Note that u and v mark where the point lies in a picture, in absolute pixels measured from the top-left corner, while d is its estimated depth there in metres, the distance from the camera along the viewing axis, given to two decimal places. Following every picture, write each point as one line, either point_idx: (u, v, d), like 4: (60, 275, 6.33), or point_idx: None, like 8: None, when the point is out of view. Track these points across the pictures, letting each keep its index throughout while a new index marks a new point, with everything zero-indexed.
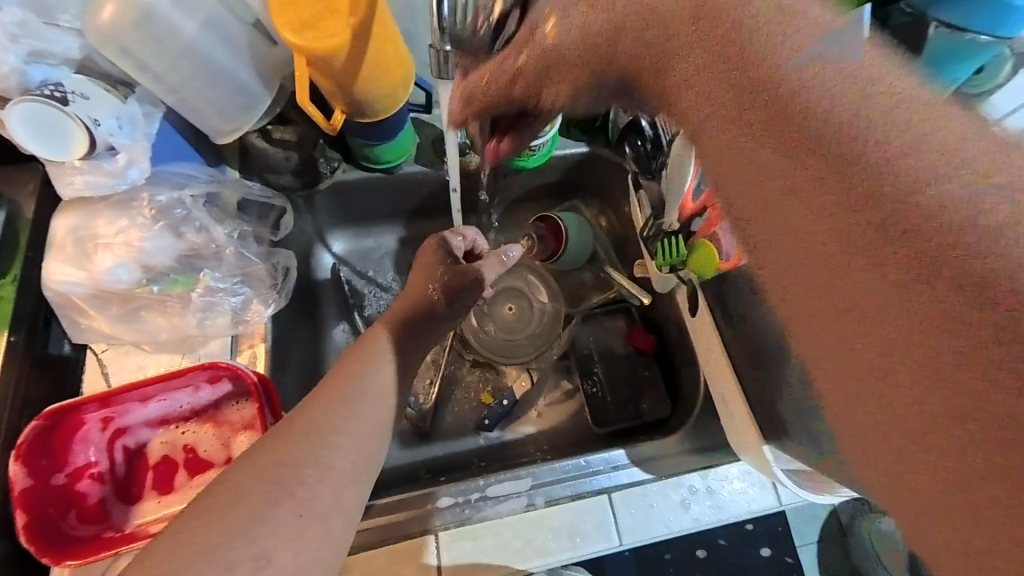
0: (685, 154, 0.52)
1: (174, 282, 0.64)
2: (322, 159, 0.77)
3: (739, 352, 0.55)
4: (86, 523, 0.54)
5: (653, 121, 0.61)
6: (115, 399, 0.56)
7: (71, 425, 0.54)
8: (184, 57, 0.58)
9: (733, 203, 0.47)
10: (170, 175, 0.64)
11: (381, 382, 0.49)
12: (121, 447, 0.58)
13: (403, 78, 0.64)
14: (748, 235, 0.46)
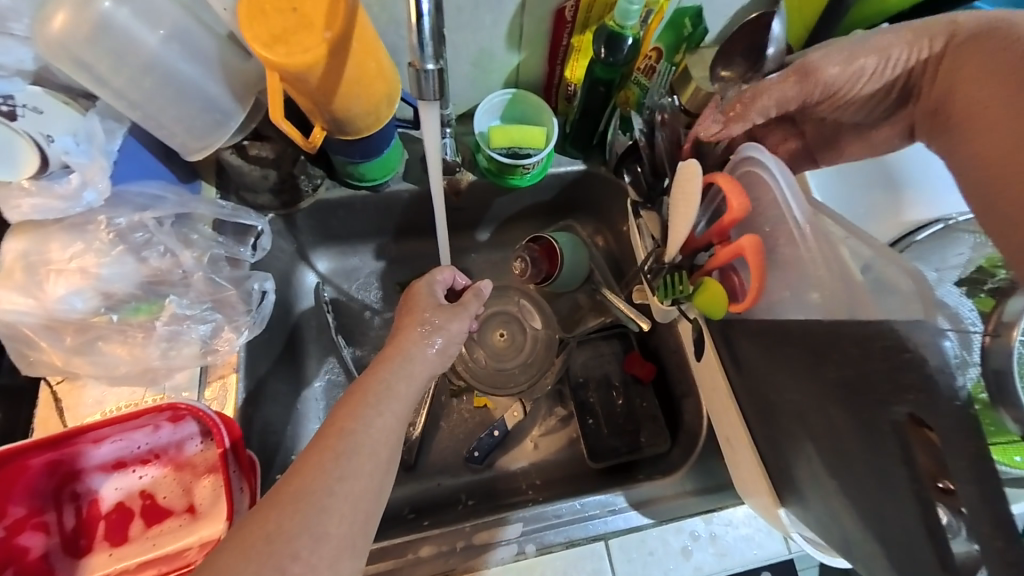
0: (688, 189, 0.46)
1: (136, 310, 0.59)
2: (302, 176, 0.73)
3: (746, 395, 0.50)
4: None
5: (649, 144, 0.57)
6: (64, 443, 0.50)
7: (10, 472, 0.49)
8: (147, 71, 0.54)
9: (742, 248, 0.42)
10: (133, 195, 0.59)
11: (374, 439, 0.44)
12: (70, 494, 0.52)
13: (387, 95, 0.60)
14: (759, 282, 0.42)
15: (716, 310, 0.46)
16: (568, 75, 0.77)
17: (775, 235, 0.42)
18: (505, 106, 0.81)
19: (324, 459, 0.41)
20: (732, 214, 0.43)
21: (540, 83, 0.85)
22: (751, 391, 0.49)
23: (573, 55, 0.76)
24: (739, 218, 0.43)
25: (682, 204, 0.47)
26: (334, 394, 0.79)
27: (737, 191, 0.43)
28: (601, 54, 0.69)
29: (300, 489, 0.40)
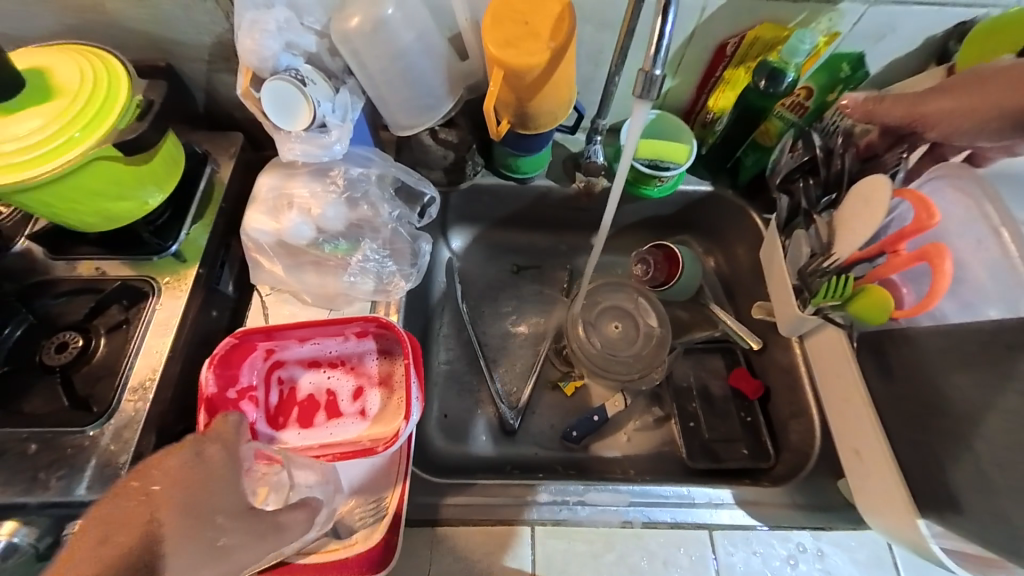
0: (873, 196, 0.54)
1: (340, 246, 0.72)
2: (469, 162, 0.86)
3: (899, 404, 0.54)
4: None
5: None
6: (287, 334, 0.63)
7: (246, 346, 0.62)
8: (395, 60, 0.68)
9: (932, 252, 0.48)
10: (358, 155, 0.74)
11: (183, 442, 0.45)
12: (276, 378, 0.65)
13: (569, 101, 0.71)
14: (945, 284, 0.47)
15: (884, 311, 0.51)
16: (711, 104, 0.86)
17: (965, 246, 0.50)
18: (646, 124, 0.90)
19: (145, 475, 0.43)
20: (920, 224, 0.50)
21: (682, 108, 0.93)
22: (907, 401, 0.52)
23: (721, 86, 0.84)
24: (927, 228, 0.49)
25: (868, 210, 0.54)
26: (452, 353, 0.89)
27: (933, 205, 0.50)
28: (760, 84, 0.76)
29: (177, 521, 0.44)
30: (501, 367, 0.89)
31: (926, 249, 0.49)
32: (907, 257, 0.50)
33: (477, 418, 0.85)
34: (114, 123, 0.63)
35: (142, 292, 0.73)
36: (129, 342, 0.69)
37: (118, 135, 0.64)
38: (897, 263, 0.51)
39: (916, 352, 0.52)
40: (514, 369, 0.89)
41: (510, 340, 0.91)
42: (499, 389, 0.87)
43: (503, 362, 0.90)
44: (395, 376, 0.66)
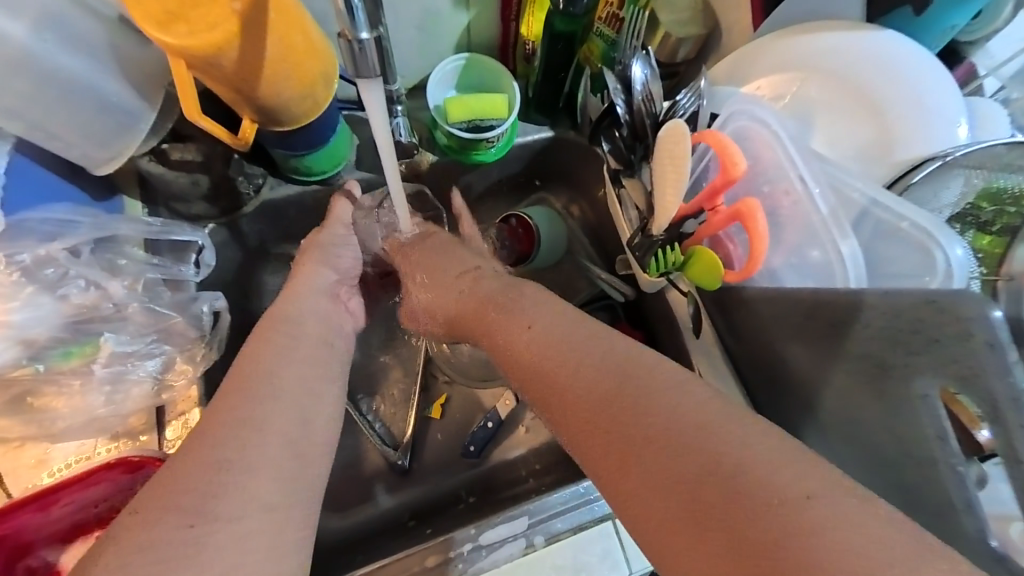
0: (678, 152, 0.40)
1: (66, 354, 0.52)
2: (240, 177, 0.64)
3: (749, 365, 0.49)
4: None
5: (628, 104, 0.45)
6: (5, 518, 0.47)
7: None
8: (17, 71, 0.44)
9: (745, 210, 0.39)
10: (36, 224, 0.49)
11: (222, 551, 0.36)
12: (25, 568, 0.50)
13: (322, 74, 0.52)
14: (765, 244, 0.39)
15: (712, 283, 0.42)
16: (524, 32, 0.70)
17: (774, 195, 0.43)
18: (458, 73, 0.73)
19: (236, 401, 0.41)
20: (727, 175, 0.39)
21: (495, 43, 0.77)
22: (755, 364, 0.48)
23: (528, 7, 0.68)
24: (736, 182, 0.39)
25: (679, 171, 0.40)
26: None
27: (737, 148, 0.39)
28: (559, 5, 0.62)
29: (212, 449, 0.39)
30: (375, 400, 0.77)
31: (738, 206, 0.40)
32: (723, 217, 0.41)
33: (360, 469, 0.75)
34: None
35: None
36: None
37: None
38: (716, 223, 0.42)
39: (750, 316, 0.46)
40: (392, 398, 0.77)
41: (377, 370, 0.78)
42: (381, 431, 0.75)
43: (373, 394, 0.77)
44: None
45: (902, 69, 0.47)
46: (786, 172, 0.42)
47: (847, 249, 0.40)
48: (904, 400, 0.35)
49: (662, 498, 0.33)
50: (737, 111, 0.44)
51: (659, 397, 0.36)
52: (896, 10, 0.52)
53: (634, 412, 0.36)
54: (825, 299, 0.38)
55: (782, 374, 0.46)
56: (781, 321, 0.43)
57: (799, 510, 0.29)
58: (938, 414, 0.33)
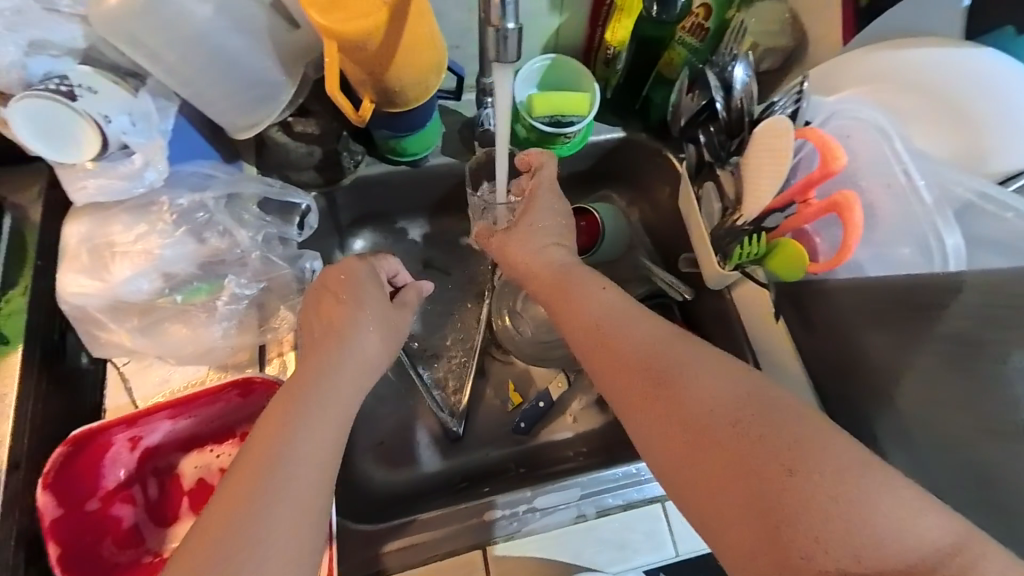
0: (778, 144, 0.45)
1: (197, 290, 0.59)
2: (345, 152, 0.72)
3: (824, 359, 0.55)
4: (123, 547, 0.54)
5: (726, 102, 0.50)
6: (141, 422, 0.53)
7: (98, 446, 0.52)
8: (197, 45, 0.52)
9: (841, 202, 0.42)
10: (188, 176, 0.59)
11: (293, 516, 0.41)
12: (150, 469, 0.57)
13: (436, 63, 0.58)
14: (858, 237, 0.42)
15: (800, 273, 0.46)
16: (608, 38, 0.73)
17: (872, 190, 0.49)
18: (542, 72, 0.79)
19: None
20: (826, 168, 0.42)
21: (579, 47, 0.82)
22: (831, 357, 0.53)
23: (616, 14, 0.71)
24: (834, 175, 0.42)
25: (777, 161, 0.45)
26: (378, 372, 0.81)
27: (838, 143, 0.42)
28: (653, 11, 0.64)
29: None
30: (435, 369, 0.83)
31: (835, 198, 0.43)
32: (817, 209, 0.44)
33: (417, 432, 0.80)
34: None
35: None
36: None
37: None
38: (807, 216, 0.45)
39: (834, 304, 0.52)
40: (450, 369, 0.83)
41: (440, 341, 0.84)
42: (439, 398, 0.80)
43: (433, 364, 0.83)
44: None
45: (1003, 81, 0.48)
46: (891, 164, 0.48)
47: (952, 242, 0.45)
48: (995, 371, 0.41)
49: (694, 436, 0.39)
50: (843, 109, 0.50)
51: (701, 365, 0.42)
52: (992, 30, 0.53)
53: (677, 376, 0.42)
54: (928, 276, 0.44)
55: (857, 366, 0.51)
56: (870, 309, 0.49)
57: (807, 444, 0.36)
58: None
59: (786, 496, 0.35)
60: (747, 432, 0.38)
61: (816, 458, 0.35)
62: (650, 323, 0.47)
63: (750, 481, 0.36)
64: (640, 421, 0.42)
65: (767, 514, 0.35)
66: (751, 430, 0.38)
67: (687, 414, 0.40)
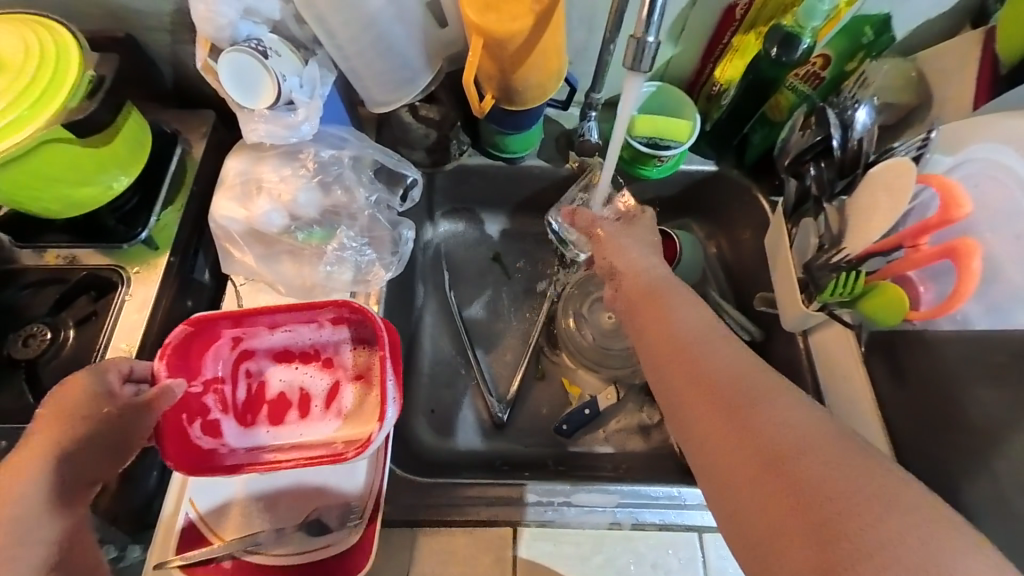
0: (901, 183, 0.52)
1: (314, 234, 0.68)
2: (454, 140, 0.80)
3: (912, 411, 0.57)
4: (207, 436, 0.60)
5: (843, 140, 0.56)
6: (247, 323, 0.62)
7: (209, 335, 0.62)
8: (365, 29, 0.62)
9: (962, 247, 0.50)
10: (328, 135, 0.69)
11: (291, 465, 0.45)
12: (242, 371, 0.64)
13: (558, 71, 0.64)
14: (974, 282, 0.50)
15: (905, 309, 0.52)
16: (717, 75, 0.77)
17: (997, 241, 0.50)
18: (647, 98, 0.83)
19: None
20: (948, 213, 0.51)
21: (686, 80, 0.85)
22: (920, 409, 0.56)
23: (729, 54, 0.75)
24: (953, 221, 0.51)
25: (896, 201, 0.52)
26: (438, 344, 0.86)
27: (963, 196, 0.51)
28: (772, 53, 0.68)
29: None
30: (491, 355, 0.87)
31: (954, 244, 0.50)
32: (932, 252, 0.51)
33: (464, 409, 0.83)
34: (64, 101, 0.58)
35: (111, 282, 0.71)
36: (97, 336, 0.68)
37: (67, 115, 0.59)
38: (917, 259, 0.52)
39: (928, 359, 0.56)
40: (505, 359, 0.86)
41: (500, 330, 0.88)
42: (490, 384, 0.85)
43: (490, 350, 0.87)
44: (374, 370, 0.66)
45: None
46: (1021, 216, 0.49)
47: None
48: None
49: (770, 457, 0.39)
50: (977, 156, 0.54)
51: (779, 394, 0.43)
52: None
53: (753, 404, 0.42)
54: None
55: (955, 423, 0.54)
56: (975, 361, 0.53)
57: (889, 492, 0.36)
58: None
59: (859, 534, 0.34)
60: (828, 463, 0.38)
61: (898, 508, 0.35)
62: (726, 346, 0.48)
63: (820, 514, 0.36)
64: (707, 431, 0.43)
65: (828, 548, 0.35)
66: (834, 463, 0.38)
67: (763, 437, 0.40)
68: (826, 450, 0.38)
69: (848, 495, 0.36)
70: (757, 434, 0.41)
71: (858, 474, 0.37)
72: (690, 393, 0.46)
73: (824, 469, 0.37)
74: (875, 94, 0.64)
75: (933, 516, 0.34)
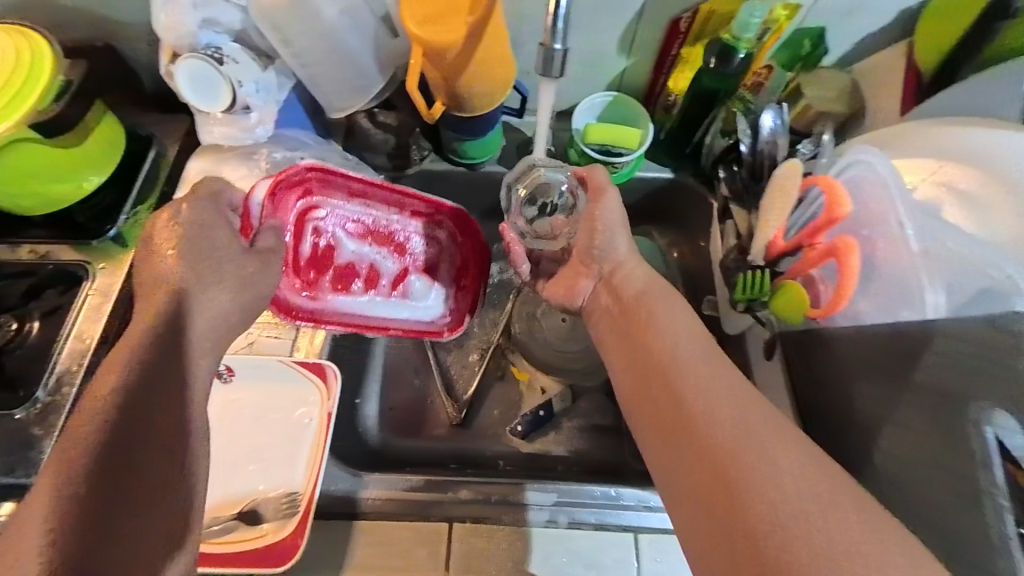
0: (786, 188, 0.56)
1: None
2: (414, 146, 0.82)
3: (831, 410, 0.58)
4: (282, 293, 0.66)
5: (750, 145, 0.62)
6: (324, 193, 0.67)
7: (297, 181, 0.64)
8: (319, 40, 0.65)
9: (841, 247, 0.51)
10: (287, 139, 0.72)
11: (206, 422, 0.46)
12: (313, 228, 0.68)
13: (503, 80, 0.67)
14: (854, 279, 0.50)
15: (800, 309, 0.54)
16: (671, 86, 0.82)
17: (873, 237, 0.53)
18: (604, 107, 0.85)
19: None
20: (832, 213, 0.53)
21: (643, 90, 0.88)
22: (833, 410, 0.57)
23: (679, 65, 0.80)
24: (837, 220, 0.52)
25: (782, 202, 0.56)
26: (399, 344, 0.88)
27: (844, 193, 0.52)
28: (711, 63, 0.70)
29: None
30: (452, 356, 0.88)
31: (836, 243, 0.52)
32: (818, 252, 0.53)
33: (421, 409, 0.84)
34: (34, 103, 0.62)
35: (77, 277, 0.74)
36: (60, 328, 0.71)
37: (36, 116, 0.63)
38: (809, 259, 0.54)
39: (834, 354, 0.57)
40: (465, 360, 0.87)
41: (462, 333, 0.89)
42: (449, 384, 0.85)
43: (451, 352, 0.88)
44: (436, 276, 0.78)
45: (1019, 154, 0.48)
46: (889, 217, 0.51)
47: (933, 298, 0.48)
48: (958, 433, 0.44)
49: (728, 471, 0.42)
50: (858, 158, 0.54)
51: (743, 410, 0.45)
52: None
53: (711, 421, 0.45)
54: (989, 339, 0.43)
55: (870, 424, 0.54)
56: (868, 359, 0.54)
57: (832, 509, 0.38)
58: (989, 449, 0.42)
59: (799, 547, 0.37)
60: (780, 479, 0.40)
61: (840, 524, 0.37)
62: (699, 360, 0.51)
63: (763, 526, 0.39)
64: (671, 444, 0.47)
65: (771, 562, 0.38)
66: (784, 480, 0.40)
67: (719, 451, 0.43)
68: (778, 468, 0.41)
69: (796, 509, 0.39)
70: (712, 448, 0.44)
71: (807, 491, 0.39)
72: (651, 402, 0.51)
73: (774, 484, 0.40)
74: (811, 103, 0.66)
75: (874, 531, 0.37)
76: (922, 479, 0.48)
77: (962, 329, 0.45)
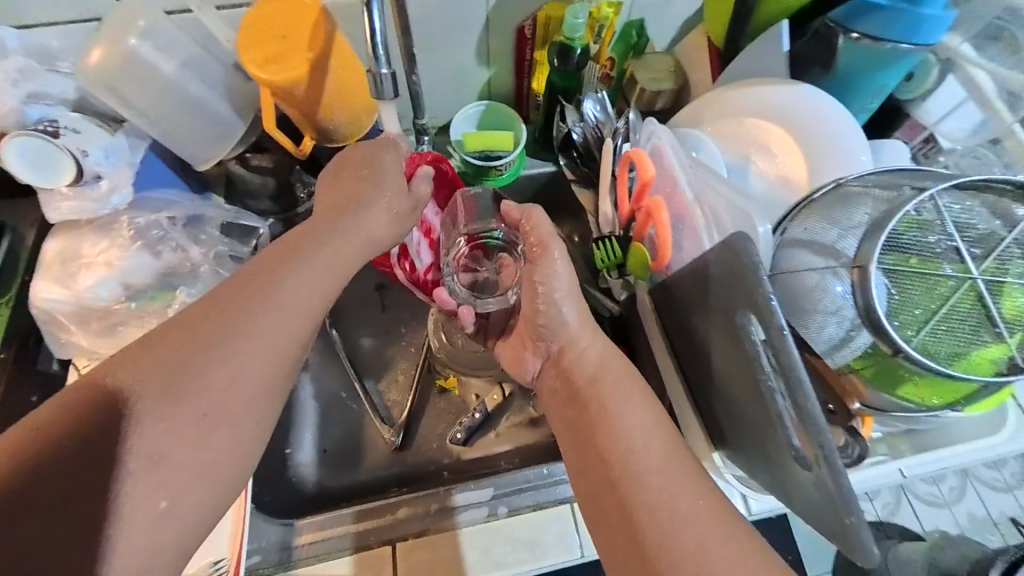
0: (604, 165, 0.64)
1: (153, 298, 0.67)
2: (299, 184, 0.77)
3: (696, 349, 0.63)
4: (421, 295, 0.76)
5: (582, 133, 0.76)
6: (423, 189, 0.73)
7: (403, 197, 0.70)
8: (165, 94, 0.65)
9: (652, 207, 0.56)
10: (152, 200, 0.70)
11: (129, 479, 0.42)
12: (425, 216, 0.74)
13: (365, 108, 0.69)
14: (666, 232, 0.55)
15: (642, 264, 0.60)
16: (535, 86, 0.86)
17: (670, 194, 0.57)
18: (479, 116, 0.90)
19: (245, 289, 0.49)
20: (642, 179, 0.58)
21: (512, 95, 0.94)
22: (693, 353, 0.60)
23: (536, 68, 0.85)
24: (648, 183, 0.57)
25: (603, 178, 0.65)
26: (325, 382, 0.86)
27: (646, 159, 0.57)
28: (555, 64, 0.76)
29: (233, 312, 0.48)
30: (382, 382, 0.88)
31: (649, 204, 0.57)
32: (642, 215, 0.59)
33: (359, 442, 0.84)
34: None
35: None
36: None
37: None
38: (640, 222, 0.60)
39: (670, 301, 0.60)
40: (396, 384, 0.88)
41: (387, 357, 0.89)
42: (383, 411, 0.85)
43: (380, 378, 0.88)
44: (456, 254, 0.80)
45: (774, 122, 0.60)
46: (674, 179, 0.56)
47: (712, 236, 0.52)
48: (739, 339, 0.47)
49: (647, 525, 0.46)
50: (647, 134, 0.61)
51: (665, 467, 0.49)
52: (783, 46, 0.62)
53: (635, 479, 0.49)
54: (723, 256, 0.46)
55: None
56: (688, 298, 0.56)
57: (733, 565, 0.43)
58: (751, 341, 0.46)
59: None
60: (693, 537, 0.45)
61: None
62: (632, 413, 0.53)
63: None
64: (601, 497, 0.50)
65: None
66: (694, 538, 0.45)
67: (642, 508, 0.47)
68: (691, 521, 0.45)
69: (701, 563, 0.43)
70: (634, 504, 0.48)
71: (714, 545, 0.44)
72: (593, 475, 0.51)
73: (688, 542, 0.45)
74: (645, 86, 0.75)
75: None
76: (741, 392, 0.51)
77: (716, 252, 0.48)
